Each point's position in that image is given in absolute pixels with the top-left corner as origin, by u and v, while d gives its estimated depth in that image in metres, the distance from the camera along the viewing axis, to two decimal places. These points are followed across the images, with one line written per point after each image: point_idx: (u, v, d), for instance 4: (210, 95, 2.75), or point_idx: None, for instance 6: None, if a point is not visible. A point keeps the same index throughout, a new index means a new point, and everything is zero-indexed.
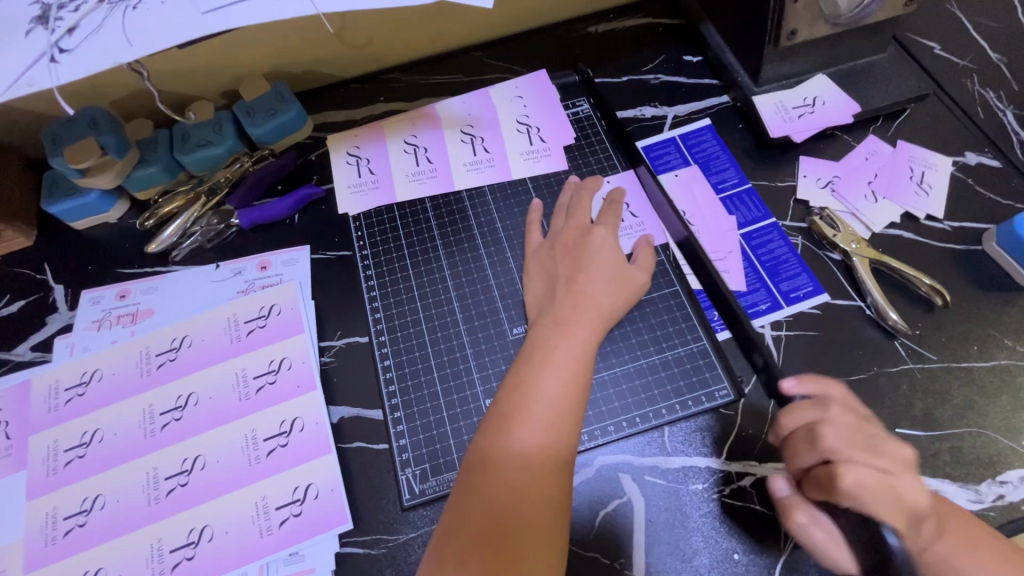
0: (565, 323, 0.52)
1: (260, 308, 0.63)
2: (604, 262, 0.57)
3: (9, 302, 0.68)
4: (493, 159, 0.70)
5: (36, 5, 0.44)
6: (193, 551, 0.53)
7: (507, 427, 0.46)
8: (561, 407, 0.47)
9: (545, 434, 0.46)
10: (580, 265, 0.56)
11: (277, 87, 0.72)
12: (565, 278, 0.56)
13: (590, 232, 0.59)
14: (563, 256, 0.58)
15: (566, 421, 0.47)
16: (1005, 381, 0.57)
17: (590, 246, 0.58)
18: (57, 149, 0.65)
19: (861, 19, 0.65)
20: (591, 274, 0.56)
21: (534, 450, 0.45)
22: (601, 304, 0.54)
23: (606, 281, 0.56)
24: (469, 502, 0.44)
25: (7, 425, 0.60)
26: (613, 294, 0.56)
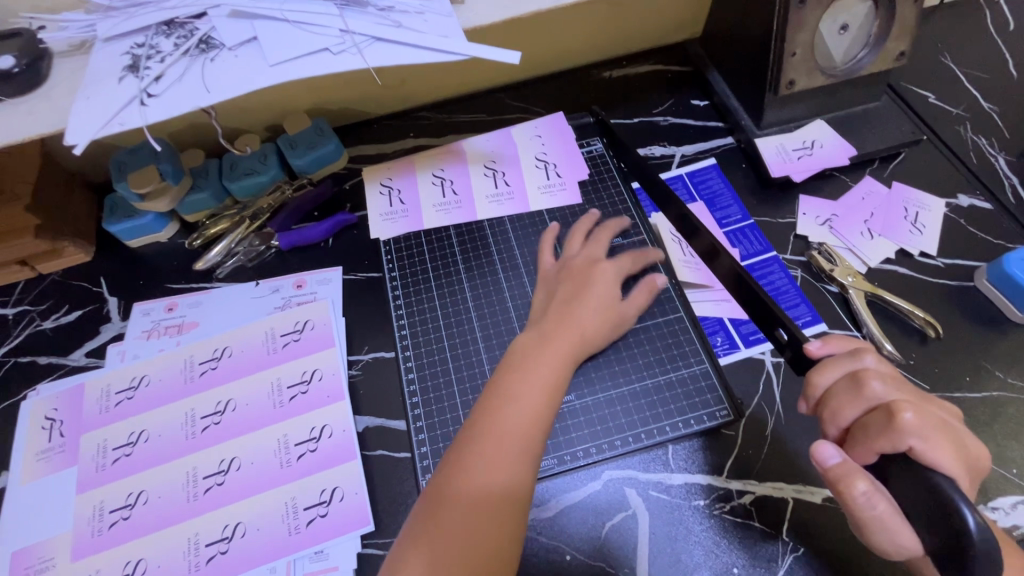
0: (538, 347, 0.54)
1: (296, 323, 0.69)
2: (603, 293, 0.61)
3: (68, 311, 0.74)
4: (513, 192, 0.76)
5: (127, 56, 0.52)
6: (226, 545, 0.57)
7: (472, 454, 0.46)
8: (528, 432, 0.48)
9: (509, 461, 0.46)
10: (580, 292, 0.60)
11: (318, 123, 0.80)
12: (563, 298, 0.59)
13: (596, 266, 0.63)
14: (567, 282, 0.61)
15: (531, 446, 0.47)
16: (997, 412, 0.59)
17: (594, 275, 0.62)
18: (122, 175, 0.72)
19: (856, 71, 0.72)
20: (587, 299, 0.59)
21: (498, 479, 0.45)
22: (583, 328, 0.58)
23: (597, 307, 0.60)
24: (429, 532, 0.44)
25: (63, 423, 0.65)
26: (598, 319, 0.59)
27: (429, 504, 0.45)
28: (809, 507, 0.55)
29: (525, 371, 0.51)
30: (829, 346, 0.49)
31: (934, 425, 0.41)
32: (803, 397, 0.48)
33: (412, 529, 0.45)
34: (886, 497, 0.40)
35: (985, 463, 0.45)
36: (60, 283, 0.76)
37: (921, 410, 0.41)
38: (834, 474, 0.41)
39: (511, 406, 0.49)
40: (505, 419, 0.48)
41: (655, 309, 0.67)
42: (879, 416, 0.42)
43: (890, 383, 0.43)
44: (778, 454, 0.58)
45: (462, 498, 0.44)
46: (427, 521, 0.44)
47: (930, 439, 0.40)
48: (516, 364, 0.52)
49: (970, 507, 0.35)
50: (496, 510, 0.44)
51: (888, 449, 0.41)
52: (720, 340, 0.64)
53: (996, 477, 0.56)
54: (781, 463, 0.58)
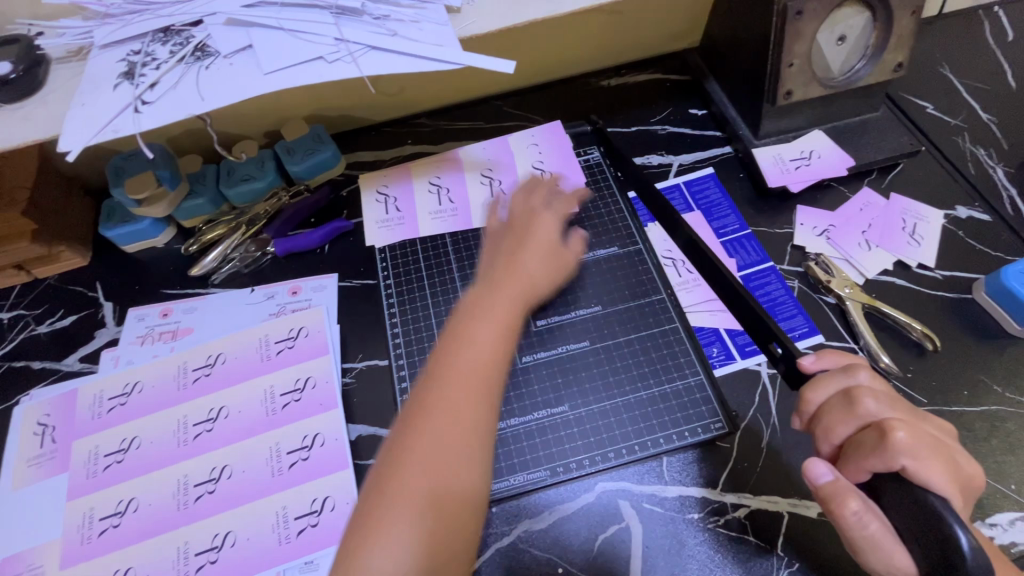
0: (487, 299, 0.53)
1: (290, 330, 0.68)
2: (544, 244, 0.60)
3: (63, 316, 0.74)
4: (511, 201, 0.76)
5: (123, 63, 0.52)
6: (216, 555, 0.56)
7: (431, 400, 0.45)
8: (486, 372, 0.47)
9: (471, 400, 0.45)
10: (522, 244, 0.59)
11: (315, 129, 0.80)
12: (507, 254, 0.59)
13: (535, 216, 0.63)
14: (509, 234, 0.61)
15: (491, 383, 0.47)
16: (995, 426, 0.59)
17: (533, 230, 0.61)
18: (119, 181, 0.72)
19: (853, 82, 0.72)
20: (528, 253, 0.59)
21: (462, 416, 0.45)
22: (532, 276, 0.57)
23: (540, 257, 0.59)
24: (394, 475, 0.42)
25: (54, 429, 0.65)
26: (544, 265, 0.59)
27: (393, 450, 0.44)
28: (804, 521, 0.55)
29: (476, 317, 0.51)
30: (823, 361, 0.49)
31: (926, 443, 0.40)
32: (796, 412, 0.48)
33: (376, 475, 0.43)
34: (878, 516, 0.40)
35: (979, 481, 0.44)
36: (56, 288, 0.76)
37: (914, 429, 0.41)
38: (824, 493, 0.41)
39: (462, 352, 0.48)
40: (462, 364, 0.47)
41: (650, 320, 0.66)
42: (871, 434, 0.41)
43: (883, 400, 0.43)
44: (774, 466, 0.57)
45: (422, 442, 0.43)
46: (389, 465, 0.43)
47: (922, 459, 0.39)
48: (472, 311, 0.51)
49: (964, 527, 0.35)
50: (463, 442, 0.44)
51: (880, 468, 0.40)
52: (716, 351, 0.64)
53: (994, 492, 0.55)
54: (776, 476, 0.57)
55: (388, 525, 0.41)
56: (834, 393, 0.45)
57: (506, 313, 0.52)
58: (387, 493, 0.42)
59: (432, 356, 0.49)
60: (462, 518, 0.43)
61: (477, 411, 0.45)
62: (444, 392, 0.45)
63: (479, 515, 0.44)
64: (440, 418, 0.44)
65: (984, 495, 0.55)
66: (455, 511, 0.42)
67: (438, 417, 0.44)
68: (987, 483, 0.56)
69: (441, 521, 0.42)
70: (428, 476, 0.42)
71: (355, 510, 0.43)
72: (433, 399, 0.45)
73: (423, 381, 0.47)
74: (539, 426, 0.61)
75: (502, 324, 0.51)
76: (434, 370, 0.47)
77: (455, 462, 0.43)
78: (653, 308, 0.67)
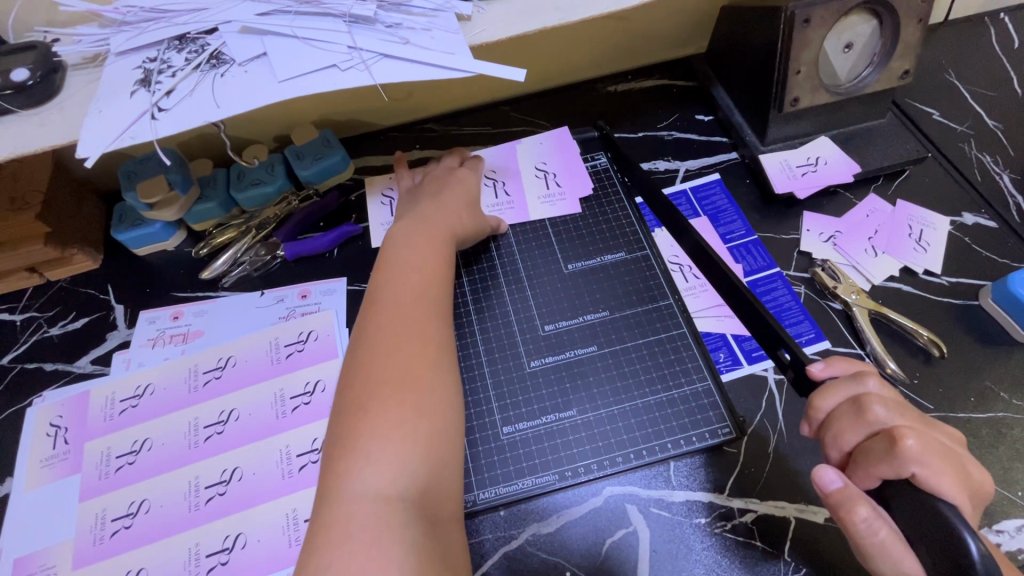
0: (395, 247, 0.60)
1: (300, 333, 0.69)
2: (461, 196, 0.70)
3: (75, 319, 0.75)
4: (513, 202, 0.77)
5: (139, 70, 0.53)
6: (226, 556, 0.57)
7: (377, 314, 0.52)
8: (423, 283, 0.56)
9: (412, 304, 0.53)
10: (440, 192, 0.70)
11: (324, 134, 0.80)
12: (427, 199, 0.69)
13: (453, 171, 0.74)
14: (427, 187, 0.72)
15: (429, 292, 0.55)
16: (1002, 433, 0.59)
17: (450, 182, 0.72)
18: (131, 184, 0.73)
19: (860, 89, 0.72)
20: (452, 197, 0.69)
21: (407, 318, 0.51)
22: (458, 220, 0.67)
23: (465, 203, 0.70)
24: (365, 371, 0.48)
25: (67, 431, 0.66)
26: (467, 211, 0.69)
27: (356, 359, 0.49)
28: (812, 527, 0.55)
29: (406, 249, 0.60)
30: (831, 369, 0.50)
31: (936, 450, 0.40)
32: (806, 420, 0.49)
33: (347, 380, 0.48)
34: (887, 523, 0.40)
35: (988, 488, 0.44)
36: (68, 291, 0.77)
37: (923, 436, 0.41)
38: (833, 499, 0.42)
39: (398, 284, 0.55)
40: (400, 284, 0.55)
41: (657, 325, 0.67)
42: (880, 441, 0.42)
43: (891, 408, 0.43)
44: (781, 472, 0.58)
45: (379, 342, 0.50)
46: (356, 367, 0.48)
47: (932, 466, 0.39)
48: (394, 247, 0.60)
49: (974, 534, 0.35)
50: (418, 335, 0.50)
51: (889, 475, 0.40)
52: (723, 357, 0.64)
53: (1001, 499, 0.56)
54: (784, 482, 0.57)
55: (373, 409, 0.45)
56: (843, 400, 0.46)
57: (428, 248, 0.60)
58: (363, 386, 0.47)
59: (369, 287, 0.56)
60: (441, 392, 0.48)
61: (420, 313, 0.52)
62: (388, 302, 0.53)
63: (456, 391, 0.50)
64: (388, 324, 0.51)
65: (991, 502, 0.55)
66: (432, 385, 0.48)
67: (387, 317, 0.51)
68: (994, 490, 0.56)
69: (423, 396, 0.47)
70: (396, 365, 0.48)
71: (335, 415, 0.47)
72: (377, 313, 0.52)
73: (365, 307, 0.54)
74: (547, 430, 0.62)
75: (431, 249, 0.60)
76: (371, 295, 0.55)
77: (416, 351, 0.49)
78: (660, 314, 0.67)
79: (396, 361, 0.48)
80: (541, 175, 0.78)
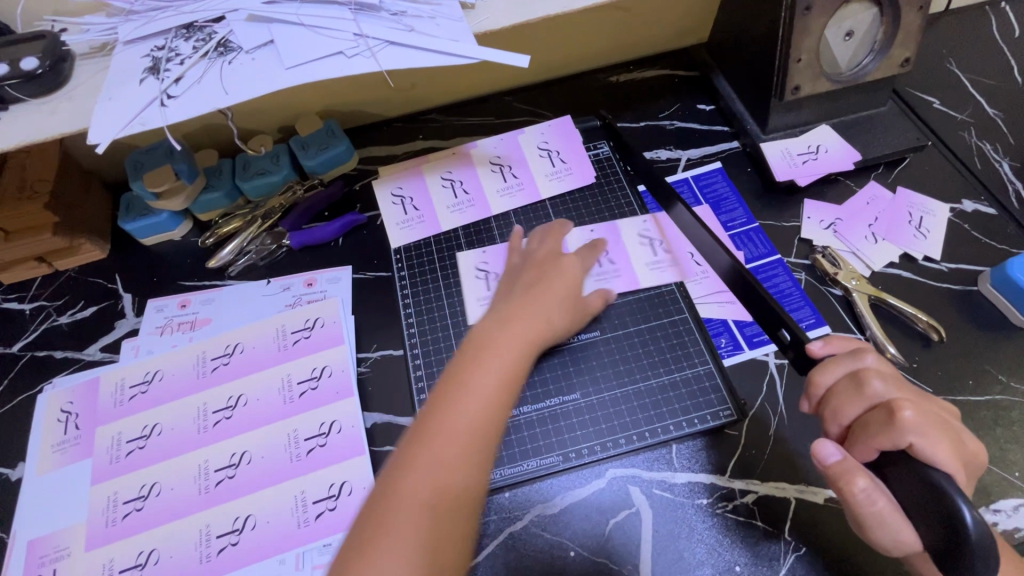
0: (480, 349, 0.50)
1: (306, 320, 0.70)
2: (568, 281, 0.61)
3: (84, 307, 0.76)
4: (619, 270, 0.70)
5: (148, 58, 0.54)
6: (237, 537, 0.58)
7: (437, 429, 0.44)
8: (501, 401, 0.47)
9: (477, 424, 0.45)
10: (542, 279, 0.60)
11: (329, 124, 0.81)
12: (523, 285, 0.59)
13: (561, 259, 0.63)
14: (529, 273, 0.61)
15: (504, 415, 0.47)
16: (1000, 415, 0.60)
17: (556, 269, 0.61)
18: (139, 174, 0.74)
19: (860, 77, 0.72)
20: (550, 290, 0.59)
21: (465, 446, 0.44)
22: (551, 314, 0.57)
23: (561, 299, 0.59)
24: (396, 490, 0.42)
25: (78, 416, 0.67)
26: (563, 306, 0.59)
27: (393, 471, 0.43)
28: (811, 507, 0.56)
29: (491, 344, 0.50)
30: (831, 347, 0.51)
31: (933, 422, 0.41)
32: (805, 396, 0.49)
33: (375, 494, 0.42)
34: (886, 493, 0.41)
35: (982, 458, 0.45)
36: (76, 280, 0.78)
37: (920, 408, 0.42)
38: (834, 472, 0.42)
39: (465, 400, 0.46)
40: (470, 397, 0.46)
41: (659, 310, 0.68)
42: (879, 413, 0.43)
43: (890, 381, 0.44)
44: (782, 453, 0.59)
45: (422, 465, 0.43)
46: (378, 516, 0.41)
47: (928, 436, 0.40)
48: (477, 343, 0.50)
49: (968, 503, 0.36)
50: (461, 471, 0.43)
51: (888, 446, 0.41)
52: (725, 341, 0.65)
53: (998, 479, 0.56)
54: (785, 463, 0.58)
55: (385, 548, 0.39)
56: (842, 374, 0.46)
57: (510, 362, 0.49)
58: (387, 507, 0.41)
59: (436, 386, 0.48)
60: (458, 546, 0.42)
61: (484, 438, 0.45)
62: (455, 410, 0.45)
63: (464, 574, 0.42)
64: (444, 447, 0.43)
65: (988, 482, 0.56)
66: (450, 532, 0.41)
67: (434, 455, 0.43)
68: (992, 471, 0.57)
69: (438, 548, 0.40)
70: (428, 501, 0.41)
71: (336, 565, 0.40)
72: (428, 448, 0.43)
73: (416, 429, 0.45)
74: (550, 413, 0.62)
75: (511, 369, 0.49)
76: (438, 397, 0.46)
77: (453, 487, 0.42)
78: (662, 299, 0.68)
79: (430, 491, 0.42)
80: (544, 164, 0.79)
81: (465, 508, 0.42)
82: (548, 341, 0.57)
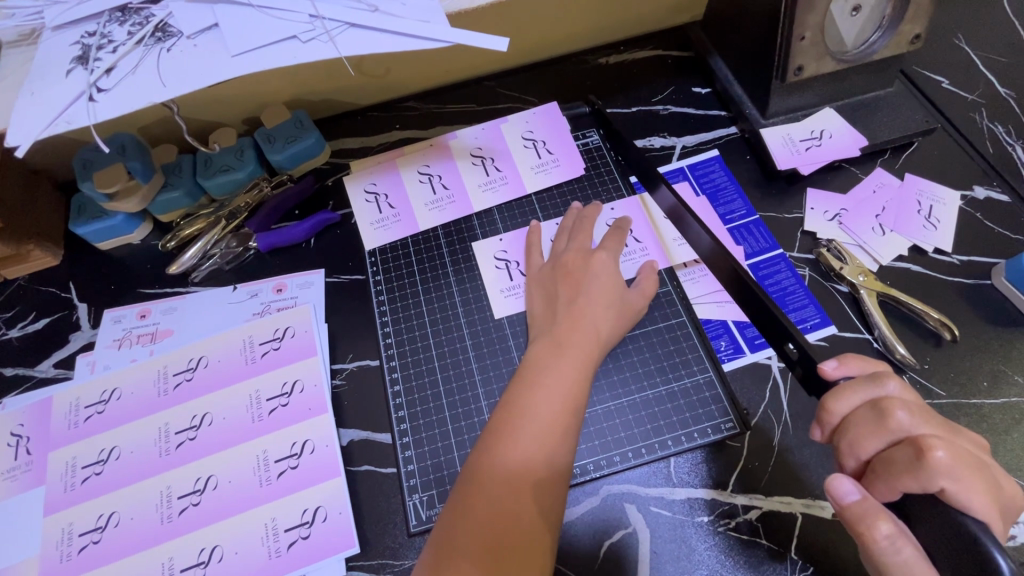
0: (544, 357, 0.54)
1: (275, 330, 0.65)
2: (608, 281, 0.60)
3: (35, 319, 0.70)
4: (647, 249, 0.66)
5: (76, 46, 0.47)
6: (203, 570, 0.54)
7: (494, 453, 0.48)
8: (554, 424, 0.49)
9: (534, 449, 0.48)
10: (580, 286, 0.60)
11: (297, 115, 0.75)
12: (566, 299, 0.59)
13: (592, 256, 0.62)
14: (564, 278, 0.61)
15: (558, 438, 0.49)
16: (1016, 419, 0.56)
17: (590, 271, 0.61)
18: (87, 174, 0.67)
19: (867, 55, 0.67)
20: (591, 296, 0.59)
21: (521, 467, 0.47)
22: (599, 329, 0.57)
23: (606, 304, 0.59)
24: (463, 511, 0.46)
25: (29, 440, 0.61)
26: (612, 318, 0.59)
27: (459, 494, 0.47)
28: (818, 523, 0.52)
29: (553, 354, 0.54)
30: (846, 368, 0.48)
31: (967, 462, 0.38)
32: (819, 424, 0.47)
33: (445, 515, 0.47)
34: (911, 540, 0.38)
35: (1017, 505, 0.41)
36: (27, 289, 0.72)
37: (952, 447, 0.39)
38: (852, 513, 0.39)
39: (535, 402, 0.50)
40: (522, 424, 0.49)
41: (655, 314, 0.63)
42: (904, 450, 0.39)
43: (916, 414, 0.41)
44: (787, 466, 0.55)
45: (485, 487, 0.46)
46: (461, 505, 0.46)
47: (963, 480, 0.36)
48: (527, 371, 0.53)
49: (1003, 552, 0.33)
50: (523, 491, 0.46)
51: (915, 488, 0.38)
52: (724, 345, 0.61)
53: None
54: (789, 477, 0.54)
55: (455, 564, 0.43)
56: (861, 403, 0.44)
57: (575, 368, 0.53)
58: (454, 527, 0.45)
59: (491, 415, 0.51)
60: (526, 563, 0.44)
61: (538, 459, 0.47)
62: (524, 411, 0.50)
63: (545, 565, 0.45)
64: (502, 469, 0.47)
65: None
66: (528, 525, 0.45)
67: (508, 450, 0.48)
68: None
69: (505, 562, 0.43)
70: (491, 521, 0.45)
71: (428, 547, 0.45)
72: (501, 444, 0.48)
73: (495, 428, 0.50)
74: None
75: (574, 374, 0.53)
76: (495, 425, 0.50)
77: (515, 506, 0.45)
78: (658, 300, 0.64)
79: (494, 513, 0.45)
80: (529, 156, 0.73)
81: (543, 501, 0.46)
82: (603, 352, 0.57)
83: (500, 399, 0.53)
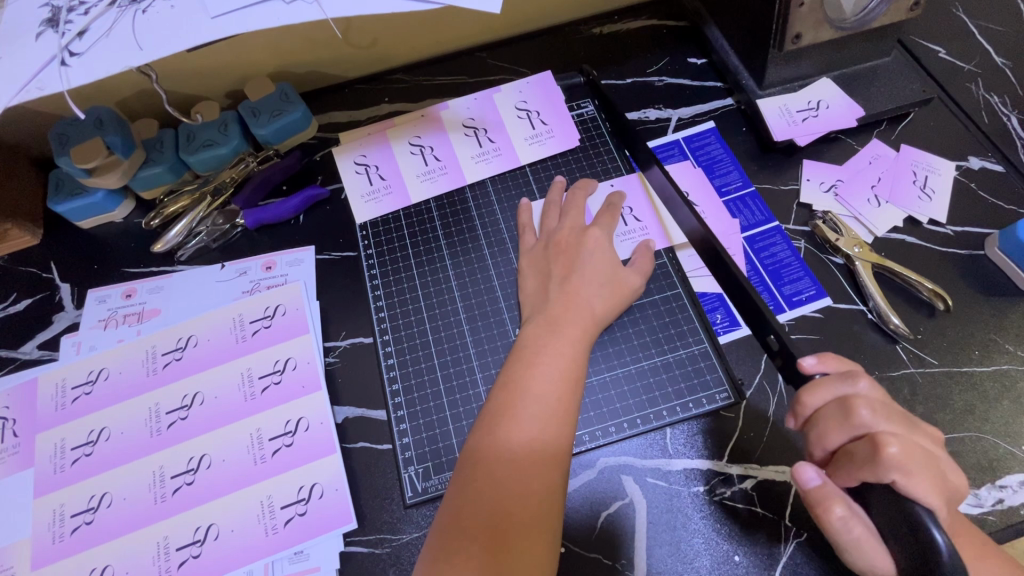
0: (541, 336, 0.54)
1: (266, 308, 0.63)
2: (599, 256, 0.60)
3: (16, 300, 0.68)
4: (646, 228, 0.65)
5: (46, 8, 0.45)
6: (199, 549, 0.53)
7: (499, 427, 0.48)
8: (555, 404, 0.49)
9: (536, 429, 0.47)
10: (574, 266, 0.59)
11: (283, 87, 0.72)
12: (559, 279, 0.58)
13: (585, 234, 0.61)
14: (556, 257, 0.60)
15: (559, 417, 0.48)
16: (1006, 386, 0.57)
17: (584, 248, 0.60)
18: (64, 149, 0.65)
19: (866, 23, 0.66)
20: (585, 275, 0.58)
21: (526, 447, 0.47)
22: (593, 309, 0.56)
23: (599, 282, 0.58)
24: (464, 496, 0.45)
25: (14, 423, 0.60)
26: (606, 297, 0.58)
27: (463, 471, 0.47)
28: None
29: (547, 334, 0.54)
30: (823, 365, 0.48)
31: (919, 460, 0.40)
32: (792, 414, 0.47)
33: (450, 496, 0.46)
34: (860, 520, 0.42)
35: (961, 488, 0.44)
36: (7, 269, 0.70)
37: (907, 443, 0.41)
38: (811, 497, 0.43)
39: (535, 380, 0.50)
40: (526, 395, 0.49)
41: (650, 287, 0.63)
42: (863, 446, 0.42)
43: (878, 411, 0.43)
44: (783, 435, 0.55)
45: (492, 462, 0.46)
46: (466, 488, 0.46)
47: (913, 475, 0.39)
48: (523, 352, 0.53)
49: (938, 527, 0.37)
50: (525, 473, 0.46)
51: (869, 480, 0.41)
52: (720, 317, 0.61)
53: (1003, 454, 0.54)
54: (785, 446, 0.55)
55: (461, 545, 0.43)
56: (830, 399, 0.45)
57: (571, 346, 0.53)
58: (460, 510, 0.45)
59: (487, 396, 0.51)
60: (533, 540, 0.44)
61: (540, 440, 0.47)
62: (523, 389, 0.49)
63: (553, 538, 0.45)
64: (504, 448, 0.47)
65: (993, 458, 0.54)
66: (534, 502, 0.45)
67: (510, 428, 0.47)
68: (996, 445, 0.54)
69: (511, 543, 0.43)
70: (500, 492, 0.45)
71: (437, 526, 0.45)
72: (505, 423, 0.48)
73: (497, 405, 0.49)
74: None
75: (572, 352, 0.52)
76: (494, 406, 0.49)
77: (521, 486, 0.45)
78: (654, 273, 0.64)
79: (496, 496, 0.45)
80: (523, 127, 0.72)
81: (549, 472, 0.46)
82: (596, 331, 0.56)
83: (497, 379, 0.52)
